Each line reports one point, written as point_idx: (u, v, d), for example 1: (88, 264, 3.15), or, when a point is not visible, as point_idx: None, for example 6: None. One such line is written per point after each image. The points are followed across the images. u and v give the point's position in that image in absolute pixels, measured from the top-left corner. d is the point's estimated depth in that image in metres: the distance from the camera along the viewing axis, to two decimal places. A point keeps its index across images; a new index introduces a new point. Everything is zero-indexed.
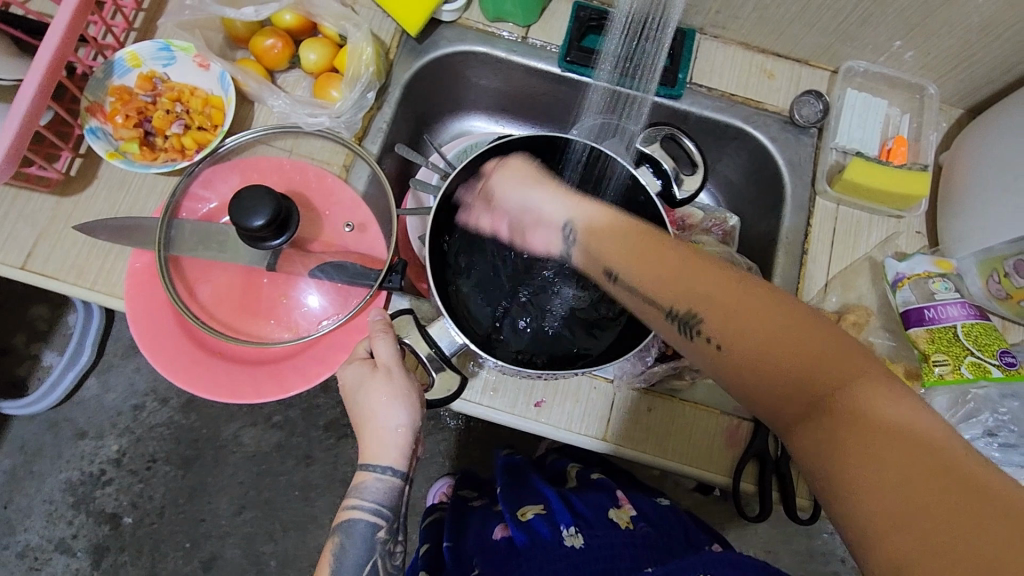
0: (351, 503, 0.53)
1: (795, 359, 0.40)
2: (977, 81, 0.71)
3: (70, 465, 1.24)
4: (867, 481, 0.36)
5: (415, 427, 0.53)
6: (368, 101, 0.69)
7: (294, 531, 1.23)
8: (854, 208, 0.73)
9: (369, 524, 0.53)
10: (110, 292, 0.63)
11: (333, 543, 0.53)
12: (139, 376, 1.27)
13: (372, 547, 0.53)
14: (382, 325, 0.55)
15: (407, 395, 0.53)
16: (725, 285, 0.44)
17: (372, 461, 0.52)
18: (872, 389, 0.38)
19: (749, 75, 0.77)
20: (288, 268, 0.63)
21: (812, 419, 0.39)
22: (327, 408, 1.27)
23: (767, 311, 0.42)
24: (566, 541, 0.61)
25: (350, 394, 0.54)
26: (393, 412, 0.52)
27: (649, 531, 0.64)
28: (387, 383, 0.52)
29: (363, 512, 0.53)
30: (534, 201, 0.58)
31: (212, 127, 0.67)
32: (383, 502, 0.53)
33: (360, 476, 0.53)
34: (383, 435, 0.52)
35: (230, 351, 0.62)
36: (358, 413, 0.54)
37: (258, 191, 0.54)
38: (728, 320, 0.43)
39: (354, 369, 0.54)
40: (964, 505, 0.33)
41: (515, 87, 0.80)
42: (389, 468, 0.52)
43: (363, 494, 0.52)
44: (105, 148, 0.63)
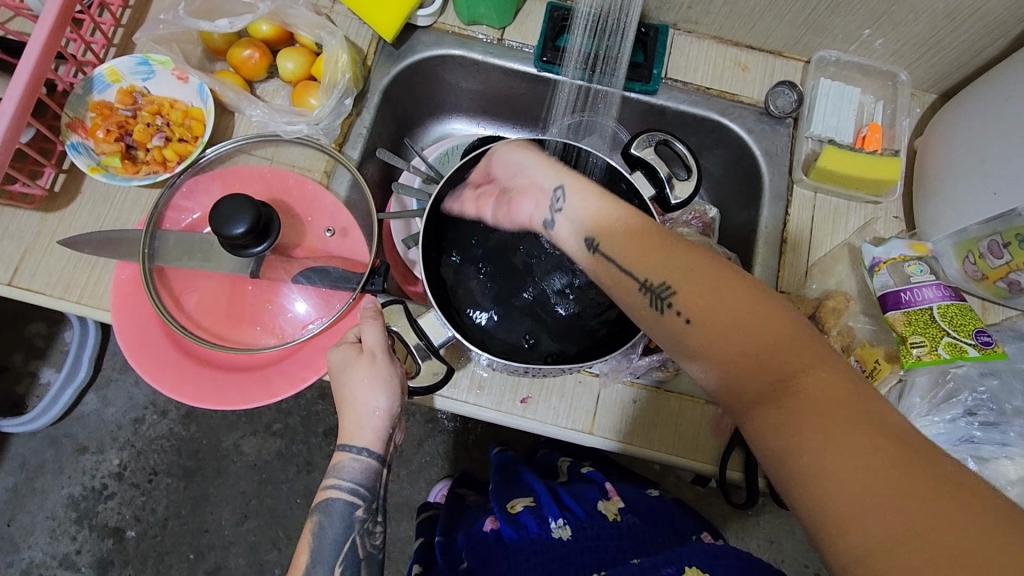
0: (329, 483, 0.54)
1: (760, 345, 0.40)
2: (948, 66, 0.72)
3: (72, 481, 1.25)
4: (825, 465, 0.35)
5: (393, 412, 0.54)
6: (346, 107, 0.70)
7: (296, 539, 1.24)
8: (832, 195, 0.73)
9: (346, 503, 0.54)
10: (97, 305, 0.64)
11: (311, 522, 0.54)
12: (138, 390, 1.28)
13: (351, 527, 0.54)
14: (372, 313, 0.56)
15: (388, 380, 0.54)
16: (699, 262, 0.44)
17: (349, 442, 0.54)
18: (829, 376, 0.37)
19: (724, 68, 0.77)
20: (271, 275, 0.64)
21: (774, 405, 0.38)
22: (326, 414, 1.28)
23: (731, 298, 0.41)
24: (555, 533, 0.62)
25: (335, 375, 0.55)
26: (372, 396, 0.53)
27: (637, 521, 0.64)
28: (370, 368, 0.53)
29: (340, 491, 0.54)
30: (526, 164, 0.57)
31: (192, 138, 0.68)
32: (360, 482, 0.54)
33: (337, 455, 0.54)
34: (361, 417, 0.53)
35: (216, 359, 0.63)
36: (340, 395, 0.55)
37: (239, 198, 0.55)
38: (701, 296, 0.42)
39: (340, 353, 0.55)
40: (928, 489, 0.32)
41: (493, 88, 0.81)
42: (365, 449, 0.54)
43: (340, 473, 0.53)
44: (87, 163, 0.65)
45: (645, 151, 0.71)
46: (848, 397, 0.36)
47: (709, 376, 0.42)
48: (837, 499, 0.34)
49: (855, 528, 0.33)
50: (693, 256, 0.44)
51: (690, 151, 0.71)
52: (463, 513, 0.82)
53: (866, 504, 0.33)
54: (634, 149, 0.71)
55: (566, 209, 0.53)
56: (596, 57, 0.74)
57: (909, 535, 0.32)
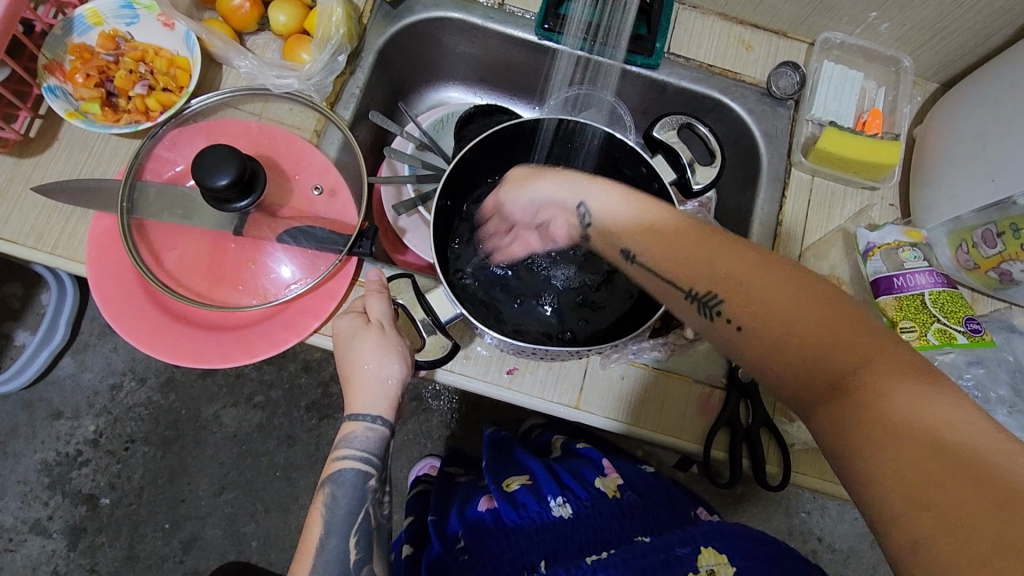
0: (340, 453, 0.51)
1: (812, 340, 0.38)
2: (952, 54, 0.71)
3: (46, 446, 1.22)
4: (886, 462, 0.34)
5: (405, 380, 0.52)
6: (339, 64, 0.67)
7: (275, 512, 1.22)
8: (829, 179, 0.73)
9: (358, 474, 0.51)
10: (71, 257, 0.61)
11: (322, 495, 0.51)
12: (117, 356, 1.25)
13: (364, 496, 0.51)
14: (378, 285, 0.55)
15: (399, 348, 0.52)
16: (734, 263, 0.41)
17: (361, 411, 0.51)
18: (894, 374, 0.36)
19: (727, 45, 0.76)
20: (255, 233, 0.62)
21: (828, 399, 0.38)
22: (309, 387, 1.27)
23: (775, 289, 0.40)
24: (555, 511, 0.62)
25: (340, 344, 0.53)
26: (383, 364, 0.51)
27: (637, 499, 0.64)
28: (379, 337, 0.52)
29: (351, 461, 0.51)
30: (532, 194, 0.52)
31: (177, 88, 0.65)
32: (372, 451, 0.51)
33: (347, 425, 0.51)
34: (373, 384, 0.51)
35: (196, 317, 0.61)
36: (346, 364, 0.53)
37: (222, 149, 0.53)
38: (748, 300, 0.40)
39: (347, 321, 0.53)
40: (990, 494, 0.31)
41: (492, 56, 0.79)
42: (378, 418, 0.51)
43: (352, 443, 0.51)
44: (64, 107, 0.62)
45: (669, 134, 0.72)
46: (907, 394, 0.35)
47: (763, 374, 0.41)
48: (884, 495, 0.34)
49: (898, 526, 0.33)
50: (730, 247, 0.42)
51: (712, 135, 0.72)
52: (451, 492, 0.80)
53: (913, 502, 0.32)
54: (657, 133, 0.72)
55: (595, 221, 0.49)
56: (597, 27, 0.72)
57: (951, 536, 0.31)
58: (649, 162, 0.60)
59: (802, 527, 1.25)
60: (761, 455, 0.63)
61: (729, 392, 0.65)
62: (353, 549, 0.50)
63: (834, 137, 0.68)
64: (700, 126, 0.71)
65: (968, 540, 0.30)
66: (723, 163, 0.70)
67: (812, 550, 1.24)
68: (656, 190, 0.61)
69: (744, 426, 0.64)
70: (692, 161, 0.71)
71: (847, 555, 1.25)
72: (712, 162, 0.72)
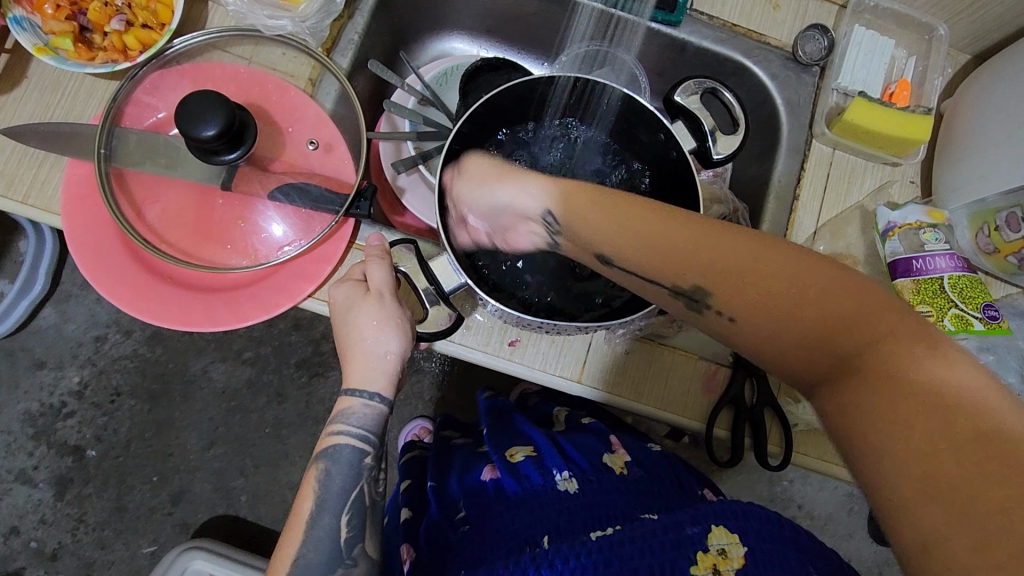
0: (336, 428, 0.49)
1: (810, 304, 0.36)
2: (990, 24, 0.67)
3: (29, 396, 1.19)
4: (900, 443, 0.31)
5: (406, 356, 0.50)
6: (337, 7, 0.61)
7: (264, 468, 1.22)
8: (851, 153, 0.69)
9: (356, 450, 0.49)
10: (44, 207, 0.57)
11: (316, 469, 0.49)
12: (100, 308, 1.22)
13: (359, 473, 0.49)
14: (378, 251, 0.52)
15: (398, 321, 0.49)
16: (717, 247, 0.38)
17: (358, 387, 0.49)
18: (900, 347, 0.33)
19: (754, 4, 0.71)
20: (244, 188, 0.58)
21: (846, 379, 0.35)
22: (300, 346, 1.24)
23: (733, 259, 0.38)
24: (561, 485, 0.60)
25: (338, 315, 0.51)
26: (383, 338, 0.49)
27: (643, 476, 0.63)
28: (377, 309, 0.49)
29: (348, 437, 0.49)
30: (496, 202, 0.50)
31: (158, 26, 0.60)
32: (371, 428, 0.49)
33: (344, 401, 0.49)
34: (370, 359, 0.49)
35: (181, 276, 0.57)
36: (343, 337, 0.50)
37: (208, 95, 0.48)
38: (731, 292, 0.38)
39: (345, 291, 0.50)
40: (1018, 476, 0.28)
41: (501, 4, 0.73)
42: (376, 395, 0.49)
43: (348, 419, 0.49)
44: (32, 42, 0.56)
45: (690, 98, 0.68)
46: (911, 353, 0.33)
47: (769, 359, 0.39)
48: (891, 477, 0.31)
49: (897, 501, 0.31)
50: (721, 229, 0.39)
51: (738, 101, 0.67)
52: (451, 456, 0.79)
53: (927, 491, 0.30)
54: (678, 97, 0.68)
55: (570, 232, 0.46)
56: None
57: (945, 507, 0.29)
58: (671, 129, 0.56)
59: (782, 495, 1.28)
60: (763, 434, 0.62)
61: (736, 371, 0.63)
62: (345, 526, 0.49)
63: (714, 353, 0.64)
64: (726, 91, 0.66)
65: (937, 495, 0.30)
66: (745, 136, 0.65)
67: (791, 517, 1.27)
68: (674, 159, 0.57)
69: (748, 406, 0.63)
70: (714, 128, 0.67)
71: (824, 521, 1.28)
72: (733, 132, 0.68)
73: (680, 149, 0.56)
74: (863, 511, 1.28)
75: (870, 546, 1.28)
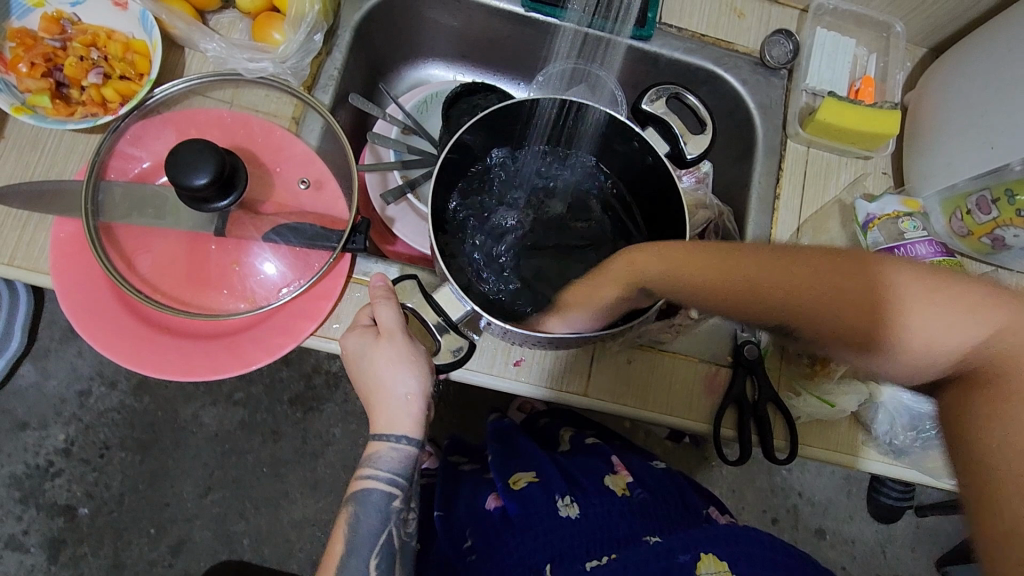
0: (365, 473, 0.49)
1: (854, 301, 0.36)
2: (943, 18, 0.70)
3: (13, 459, 1.15)
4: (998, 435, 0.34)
5: (426, 395, 0.50)
6: (315, 44, 0.62)
7: (265, 509, 1.19)
8: (824, 150, 0.72)
9: (384, 494, 0.49)
10: (33, 268, 0.56)
11: (347, 513, 0.49)
12: (82, 360, 1.19)
13: (388, 517, 0.49)
14: (384, 292, 0.52)
15: (418, 361, 0.49)
16: (772, 268, 0.37)
17: (385, 431, 0.49)
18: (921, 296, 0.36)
19: (719, 14, 0.74)
20: (238, 233, 0.58)
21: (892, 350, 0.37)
22: (292, 381, 1.23)
23: (778, 276, 0.37)
24: (561, 511, 0.60)
25: (353, 362, 0.51)
26: (401, 378, 0.49)
27: (647, 497, 0.63)
28: (392, 350, 0.49)
29: (378, 482, 0.49)
30: None
31: (136, 76, 0.59)
32: (399, 471, 0.49)
33: (372, 445, 0.49)
34: (393, 403, 0.49)
35: (178, 326, 0.57)
36: (364, 382, 0.50)
37: (196, 145, 0.48)
38: (797, 296, 0.37)
39: (356, 339, 0.50)
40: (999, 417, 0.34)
41: (476, 30, 0.75)
42: (404, 438, 0.49)
43: (378, 464, 0.49)
44: (9, 102, 0.55)
45: (657, 105, 0.69)
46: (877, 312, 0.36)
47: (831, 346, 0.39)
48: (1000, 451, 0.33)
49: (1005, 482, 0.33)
50: (718, 252, 0.39)
51: (702, 104, 0.69)
52: (459, 480, 0.78)
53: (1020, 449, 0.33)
54: (645, 105, 0.69)
55: None
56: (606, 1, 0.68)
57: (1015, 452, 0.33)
58: (644, 138, 0.57)
59: (783, 484, 1.30)
60: (768, 430, 0.63)
61: (736, 370, 0.64)
62: (374, 571, 0.49)
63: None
64: (690, 96, 0.68)
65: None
66: (714, 136, 0.67)
67: (794, 505, 1.29)
68: (651, 164, 0.58)
69: (751, 402, 0.64)
70: (683, 132, 0.69)
71: (825, 507, 1.30)
72: (703, 131, 0.70)
73: (657, 154, 0.57)
74: (861, 492, 1.30)
75: (872, 527, 1.30)
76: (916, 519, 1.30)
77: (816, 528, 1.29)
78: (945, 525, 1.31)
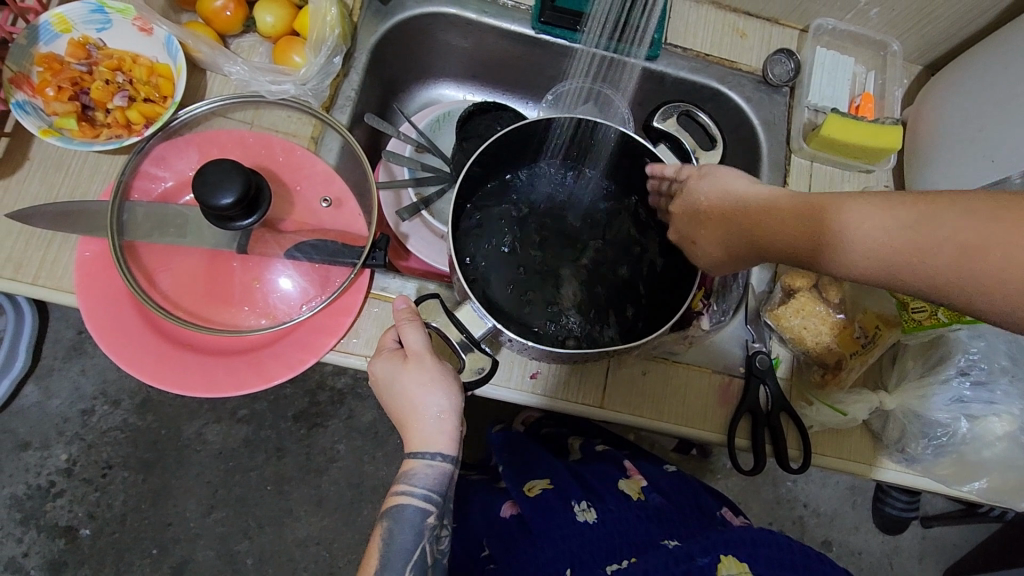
0: (401, 489, 0.49)
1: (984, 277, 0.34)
2: (937, 37, 0.73)
3: (15, 479, 1.14)
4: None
5: (459, 412, 0.50)
6: (334, 66, 0.64)
7: (269, 527, 1.18)
8: (828, 164, 0.74)
9: (418, 511, 0.49)
10: (56, 286, 0.57)
11: (381, 530, 0.49)
12: (85, 379, 1.19)
13: (422, 534, 0.49)
14: (407, 314, 0.52)
15: (447, 379, 0.50)
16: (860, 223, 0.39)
17: (420, 449, 0.49)
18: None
19: (722, 34, 0.76)
20: (261, 250, 0.59)
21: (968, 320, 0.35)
22: (296, 398, 1.23)
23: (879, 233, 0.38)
24: (578, 516, 0.61)
25: (383, 384, 0.52)
26: (432, 396, 0.49)
27: (662, 501, 0.63)
28: (419, 373, 0.50)
29: (412, 498, 0.49)
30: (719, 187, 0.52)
31: (161, 98, 0.61)
32: (434, 488, 0.49)
33: (409, 463, 0.49)
34: (425, 420, 0.49)
35: (200, 342, 0.57)
36: (395, 401, 0.51)
37: (223, 165, 0.50)
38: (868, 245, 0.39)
39: (384, 364, 0.52)
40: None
41: (486, 52, 0.77)
42: (439, 454, 0.49)
43: (413, 481, 0.49)
44: (36, 124, 0.56)
45: (668, 122, 0.73)
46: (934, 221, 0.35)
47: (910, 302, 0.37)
48: None
49: None
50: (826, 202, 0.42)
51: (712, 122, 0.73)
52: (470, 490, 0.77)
53: None
54: (657, 122, 0.73)
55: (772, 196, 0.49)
56: (621, 26, 0.70)
57: None
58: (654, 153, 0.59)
59: (788, 496, 1.30)
60: (782, 439, 0.64)
61: (750, 380, 0.65)
62: None
63: (817, 314, 0.65)
64: (701, 114, 0.72)
65: None
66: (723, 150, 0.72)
67: (799, 516, 1.29)
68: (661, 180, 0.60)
69: (765, 412, 0.65)
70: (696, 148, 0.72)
71: (831, 518, 1.30)
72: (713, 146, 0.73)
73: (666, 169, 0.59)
74: (866, 503, 1.31)
75: (878, 538, 1.30)
76: (921, 530, 1.31)
77: (822, 539, 1.29)
78: (949, 535, 1.32)
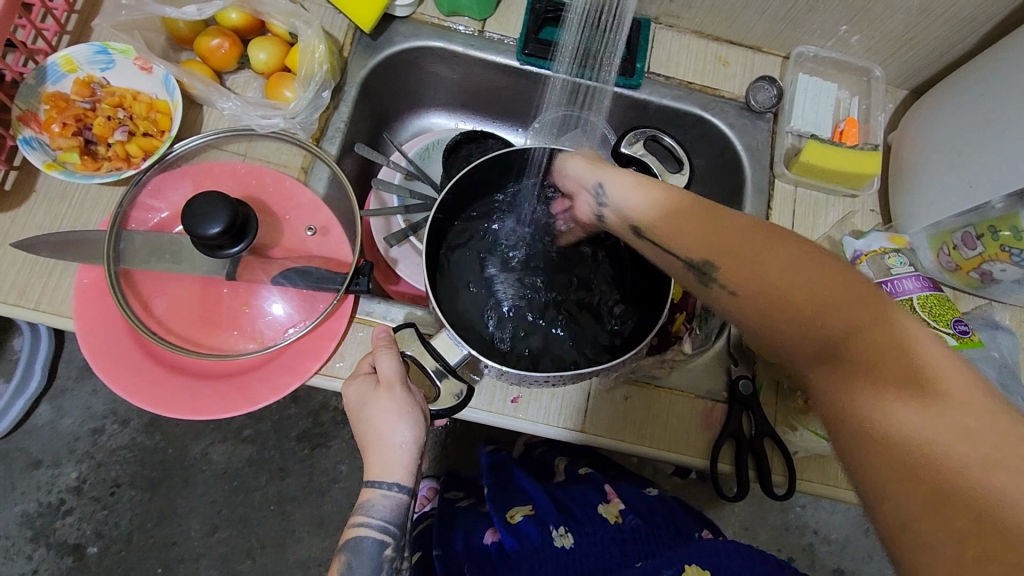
0: (358, 520, 0.51)
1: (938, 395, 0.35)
2: (920, 62, 0.74)
3: (26, 497, 1.17)
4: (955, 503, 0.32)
5: (420, 443, 0.51)
6: (322, 100, 0.67)
7: (271, 548, 1.19)
8: (812, 189, 0.74)
9: (376, 542, 0.51)
10: (56, 312, 0.59)
11: (340, 559, 0.51)
12: (96, 399, 1.22)
13: (380, 565, 0.51)
14: (387, 340, 0.54)
15: (413, 410, 0.51)
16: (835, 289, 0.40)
17: (377, 478, 0.50)
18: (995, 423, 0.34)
19: (705, 62, 0.78)
20: (249, 276, 0.61)
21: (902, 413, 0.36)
22: (299, 418, 1.24)
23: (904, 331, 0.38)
24: (556, 541, 0.61)
25: (354, 411, 0.53)
26: (396, 427, 0.50)
27: (638, 523, 0.64)
28: (389, 400, 0.51)
29: (369, 529, 0.51)
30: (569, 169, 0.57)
31: (158, 132, 0.64)
32: (390, 519, 0.51)
33: (365, 493, 0.51)
34: (388, 451, 0.50)
35: (192, 367, 0.59)
36: (362, 430, 0.52)
37: (212, 197, 0.52)
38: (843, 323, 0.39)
39: (358, 387, 0.53)
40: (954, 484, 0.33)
41: (474, 82, 0.79)
42: (395, 485, 0.50)
43: (370, 512, 0.50)
44: (41, 159, 0.60)
45: (635, 148, 0.72)
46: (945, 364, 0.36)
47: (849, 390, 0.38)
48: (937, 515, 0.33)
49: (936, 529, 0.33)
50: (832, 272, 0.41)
51: (678, 144, 0.71)
52: (456, 517, 0.77)
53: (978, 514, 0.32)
54: (624, 148, 0.71)
55: (609, 202, 0.53)
56: (591, 54, 0.71)
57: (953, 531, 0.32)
58: None
59: (797, 522, 1.27)
60: (765, 465, 0.63)
61: (732, 405, 0.65)
62: None
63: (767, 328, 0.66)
64: (666, 137, 0.71)
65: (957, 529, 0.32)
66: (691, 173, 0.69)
67: (809, 543, 1.26)
68: None
69: (748, 438, 0.65)
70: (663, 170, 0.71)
71: (843, 545, 1.27)
72: (681, 169, 0.71)
73: None
74: None
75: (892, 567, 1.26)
76: None
77: (834, 567, 1.26)
78: None
